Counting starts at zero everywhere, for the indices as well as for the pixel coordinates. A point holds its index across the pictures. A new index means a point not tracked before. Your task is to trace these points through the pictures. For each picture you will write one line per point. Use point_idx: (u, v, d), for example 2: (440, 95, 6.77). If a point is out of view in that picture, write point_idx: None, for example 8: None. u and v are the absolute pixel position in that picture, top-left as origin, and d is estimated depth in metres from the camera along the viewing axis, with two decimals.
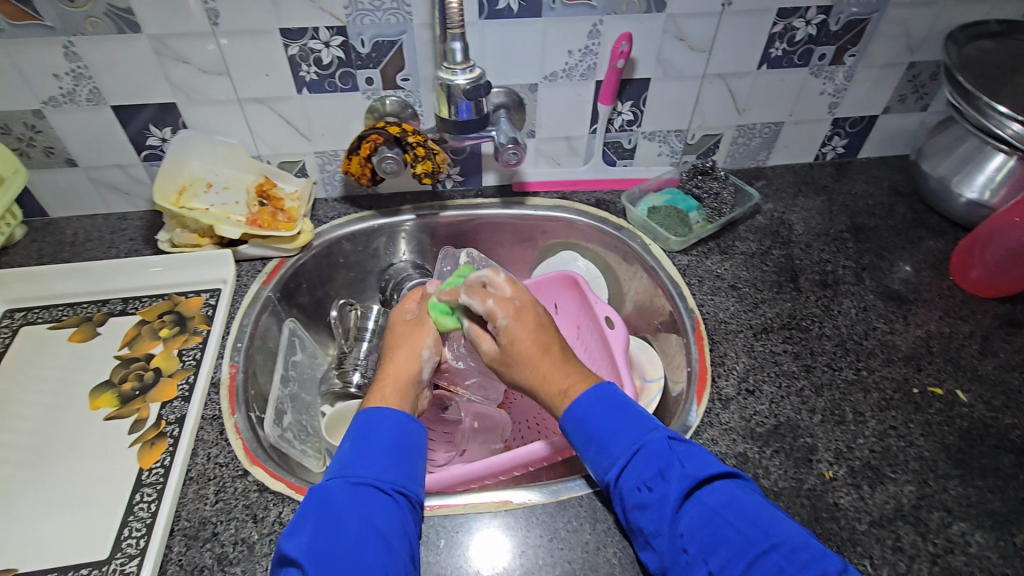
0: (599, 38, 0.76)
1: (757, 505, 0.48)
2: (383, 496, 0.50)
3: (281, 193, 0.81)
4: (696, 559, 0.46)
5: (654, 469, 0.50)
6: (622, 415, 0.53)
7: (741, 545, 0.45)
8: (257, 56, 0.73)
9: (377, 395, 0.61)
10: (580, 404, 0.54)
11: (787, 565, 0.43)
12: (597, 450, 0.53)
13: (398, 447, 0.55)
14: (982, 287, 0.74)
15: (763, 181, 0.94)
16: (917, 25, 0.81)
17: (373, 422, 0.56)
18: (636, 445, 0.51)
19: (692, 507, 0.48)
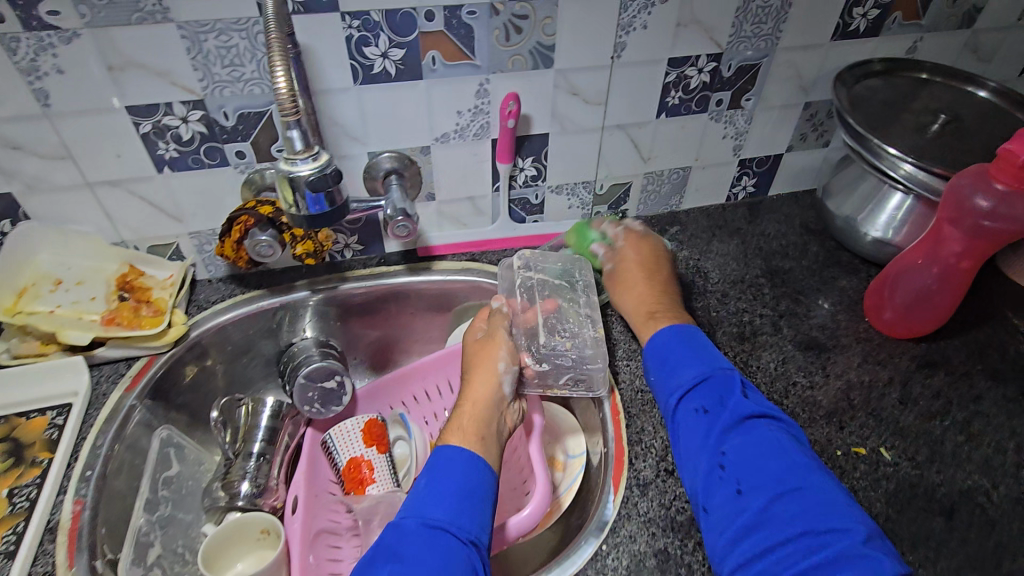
0: (487, 96, 0.72)
1: (795, 453, 0.51)
2: (451, 546, 0.47)
3: (149, 281, 0.73)
4: (728, 477, 0.51)
5: (715, 395, 0.56)
6: (702, 349, 0.60)
7: (775, 476, 0.49)
8: (104, 137, 0.65)
9: (454, 427, 0.56)
10: (660, 338, 0.62)
11: (810, 507, 0.46)
12: (668, 373, 0.60)
13: (475, 492, 0.51)
14: (897, 328, 0.72)
15: (678, 227, 0.91)
16: (807, 67, 0.81)
17: (448, 464, 0.52)
18: (706, 372, 0.58)
19: (742, 437, 0.52)
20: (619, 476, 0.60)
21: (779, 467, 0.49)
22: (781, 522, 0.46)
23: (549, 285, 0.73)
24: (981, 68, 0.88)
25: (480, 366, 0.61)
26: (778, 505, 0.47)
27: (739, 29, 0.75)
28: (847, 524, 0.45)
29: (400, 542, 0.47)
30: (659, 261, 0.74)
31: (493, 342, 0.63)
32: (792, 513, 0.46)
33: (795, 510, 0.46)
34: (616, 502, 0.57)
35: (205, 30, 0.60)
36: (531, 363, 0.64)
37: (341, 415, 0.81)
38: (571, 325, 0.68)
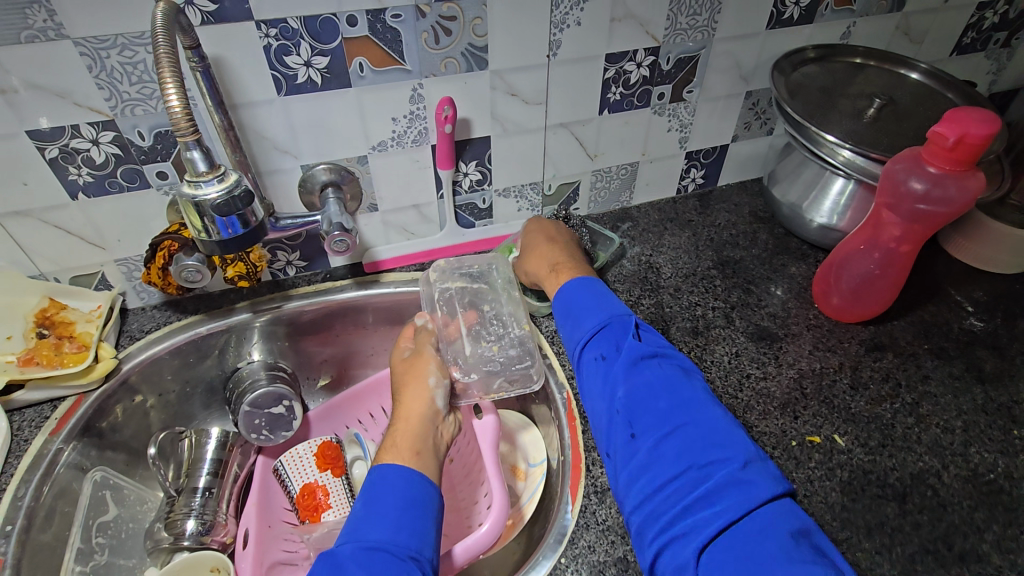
0: (422, 101, 0.70)
1: (687, 388, 0.51)
2: (395, 565, 0.45)
3: (73, 314, 0.68)
4: (625, 422, 0.51)
5: (611, 342, 0.56)
6: (602, 298, 0.61)
7: (663, 416, 0.49)
8: (7, 165, 0.60)
9: (391, 447, 0.54)
10: (564, 289, 0.63)
11: (698, 442, 0.47)
12: (571, 326, 0.61)
13: (415, 504, 0.49)
14: (845, 313, 0.72)
15: (630, 223, 0.90)
16: (745, 57, 0.81)
17: (384, 483, 0.50)
18: (604, 319, 0.58)
19: (636, 378, 0.52)
20: (577, 484, 0.58)
21: (669, 406, 0.50)
22: (669, 460, 0.47)
23: (468, 292, 0.72)
24: (914, 50, 0.89)
25: (412, 382, 0.59)
26: (668, 443, 0.48)
27: (674, 22, 0.74)
28: (729, 456, 0.45)
29: (338, 567, 0.45)
30: (565, 233, 0.76)
31: (422, 358, 0.61)
32: (681, 451, 0.47)
33: (683, 447, 0.47)
34: (575, 511, 0.56)
35: (106, 46, 0.56)
36: (460, 376, 0.63)
37: (293, 439, 0.78)
38: (497, 327, 0.69)
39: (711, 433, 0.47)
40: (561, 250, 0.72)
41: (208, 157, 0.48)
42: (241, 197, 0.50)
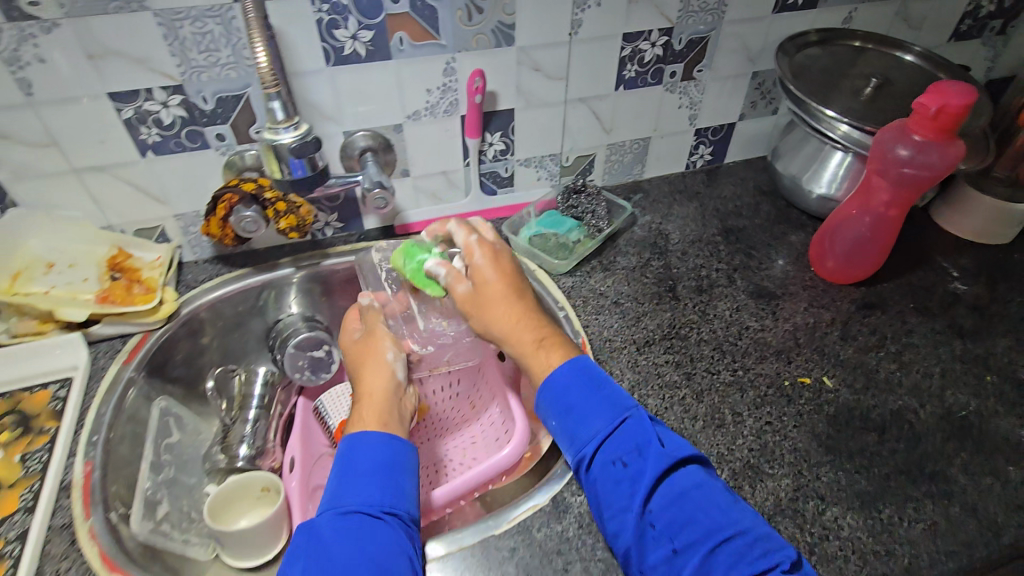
0: (455, 74, 0.77)
1: (719, 493, 0.50)
2: (370, 522, 0.50)
3: (139, 262, 0.76)
4: (661, 536, 0.49)
5: (631, 445, 0.53)
6: (603, 392, 0.57)
7: (707, 527, 0.47)
8: (88, 123, 0.67)
9: (357, 419, 0.61)
10: (558, 378, 0.58)
11: (745, 554, 0.46)
12: (574, 424, 0.56)
13: (390, 470, 0.55)
14: (838, 276, 0.79)
15: (641, 194, 0.97)
16: (752, 39, 0.87)
17: (354, 456, 0.56)
18: (621, 416, 0.55)
19: (665, 490, 0.50)
20: None
21: (709, 519, 0.48)
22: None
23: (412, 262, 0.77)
24: (911, 36, 0.95)
25: (368, 361, 0.66)
26: (716, 558, 0.46)
27: (687, 5, 0.80)
28: (778, 560, 0.45)
29: (313, 535, 0.50)
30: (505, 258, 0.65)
31: (374, 336, 0.68)
32: (733, 561, 0.46)
33: (735, 557, 0.46)
34: None
35: (179, 18, 0.63)
36: (417, 348, 0.73)
37: (330, 382, 0.86)
38: None
39: (757, 536, 0.47)
40: (507, 282, 0.63)
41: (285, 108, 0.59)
42: (309, 143, 0.61)
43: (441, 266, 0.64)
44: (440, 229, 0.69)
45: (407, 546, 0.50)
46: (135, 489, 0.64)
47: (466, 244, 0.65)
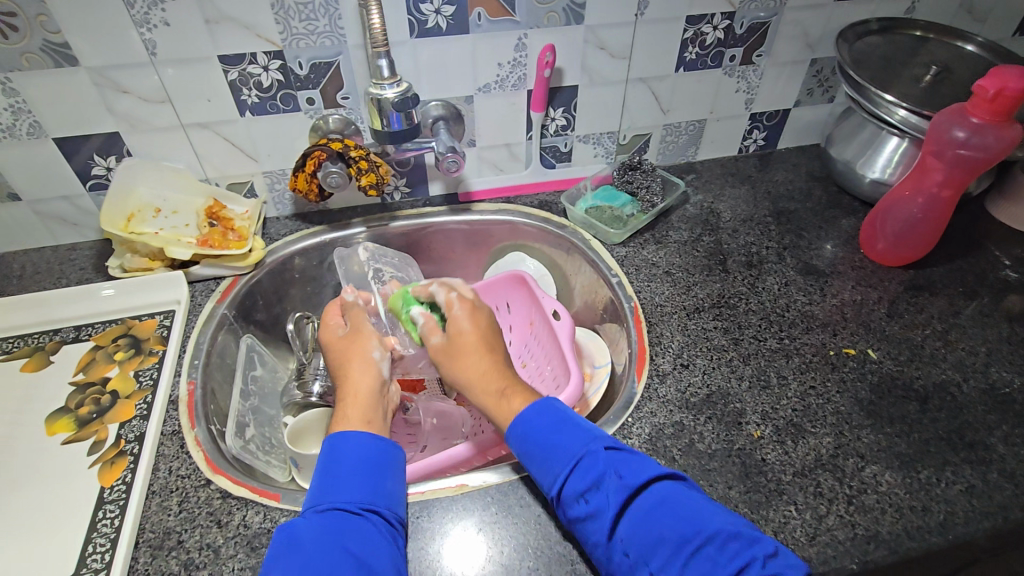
0: (525, 50, 0.81)
1: (689, 502, 0.49)
2: (351, 518, 0.51)
3: (231, 214, 0.84)
4: (636, 563, 0.47)
5: (592, 478, 0.51)
6: (565, 429, 0.54)
7: (676, 542, 0.46)
8: (197, 83, 0.75)
9: (341, 417, 0.60)
10: (518, 427, 0.55)
11: (718, 559, 0.45)
12: (539, 467, 0.54)
13: (373, 464, 0.56)
14: (888, 257, 0.81)
15: (694, 175, 1.00)
16: (814, 26, 0.89)
17: (339, 449, 0.56)
18: (576, 456, 0.52)
19: (633, 514, 0.49)
20: (641, 367, 0.70)
21: (677, 532, 0.46)
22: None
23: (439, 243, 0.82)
24: (977, 28, 0.95)
25: (354, 361, 0.66)
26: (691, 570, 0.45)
27: None
28: (751, 558, 0.45)
29: (295, 533, 0.50)
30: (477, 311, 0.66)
31: (361, 335, 0.69)
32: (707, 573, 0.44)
33: (709, 566, 0.44)
34: (639, 386, 0.68)
35: None
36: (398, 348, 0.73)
37: None
38: None
39: (729, 538, 0.46)
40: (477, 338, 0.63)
41: (391, 67, 0.70)
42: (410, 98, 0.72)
43: (423, 316, 0.67)
44: (422, 289, 0.70)
45: (386, 544, 0.51)
46: (227, 412, 0.72)
47: (447, 299, 0.67)
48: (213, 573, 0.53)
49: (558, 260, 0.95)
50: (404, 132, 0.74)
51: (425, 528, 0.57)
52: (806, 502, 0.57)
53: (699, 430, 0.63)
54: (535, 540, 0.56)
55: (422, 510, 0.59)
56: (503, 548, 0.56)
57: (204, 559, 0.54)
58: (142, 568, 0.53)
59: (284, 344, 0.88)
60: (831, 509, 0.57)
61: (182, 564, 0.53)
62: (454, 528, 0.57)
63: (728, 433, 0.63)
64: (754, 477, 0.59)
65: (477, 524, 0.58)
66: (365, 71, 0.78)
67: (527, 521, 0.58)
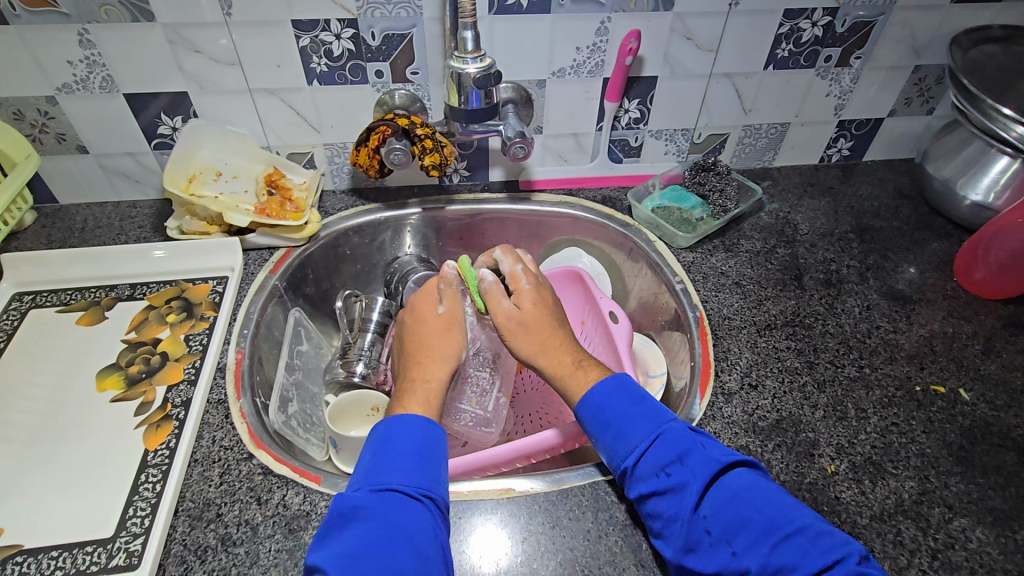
0: (607, 35, 0.76)
1: (771, 493, 0.48)
2: (407, 503, 0.48)
3: (290, 183, 0.83)
4: (718, 540, 0.47)
5: (673, 453, 0.51)
6: (641, 404, 0.55)
7: (766, 526, 0.46)
8: (268, 48, 0.73)
9: (411, 400, 0.58)
10: (594, 396, 0.57)
11: (810, 549, 0.44)
12: (613, 437, 0.54)
13: (428, 448, 0.53)
14: (986, 288, 0.75)
15: (769, 181, 0.94)
16: (924, 29, 0.80)
17: (396, 431, 0.53)
18: (656, 431, 0.53)
19: (716, 494, 0.49)
20: (706, 383, 0.66)
21: (763, 517, 0.46)
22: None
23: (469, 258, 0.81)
24: None
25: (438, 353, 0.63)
26: (779, 556, 0.44)
27: None
28: (844, 554, 0.44)
29: (355, 506, 0.47)
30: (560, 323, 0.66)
31: (449, 326, 0.66)
32: (796, 559, 0.44)
33: (798, 556, 0.44)
34: (703, 405, 0.63)
35: None
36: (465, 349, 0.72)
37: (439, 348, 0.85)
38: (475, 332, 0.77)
39: (826, 535, 0.45)
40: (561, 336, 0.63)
41: (475, 40, 0.66)
42: (492, 75, 0.68)
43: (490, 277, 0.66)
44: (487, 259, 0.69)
45: (440, 533, 0.48)
46: (272, 384, 0.71)
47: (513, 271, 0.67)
48: (250, 551, 0.52)
49: (617, 259, 0.90)
50: (482, 111, 0.71)
51: (466, 531, 0.54)
52: (884, 550, 0.52)
53: (767, 458, 0.59)
54: (583, 556, 0.53)
55: (464, 511, 0.56)
56: (547, 561, 0.53)
57: (241, 536, 0.53)
58: (179, 538, 0.52)
59: (330, 320, 0.87)
60: (913, 562, 0.52)
61: (219, 539, 0.52)
62: (494, 534, 0.54)
63: (798, 465, 0.58)
64: (826, 515, 0.55)
65: (519, 534, 0.54)
66: (438, 46, 0.75)
67: (574, 535, 0.54)
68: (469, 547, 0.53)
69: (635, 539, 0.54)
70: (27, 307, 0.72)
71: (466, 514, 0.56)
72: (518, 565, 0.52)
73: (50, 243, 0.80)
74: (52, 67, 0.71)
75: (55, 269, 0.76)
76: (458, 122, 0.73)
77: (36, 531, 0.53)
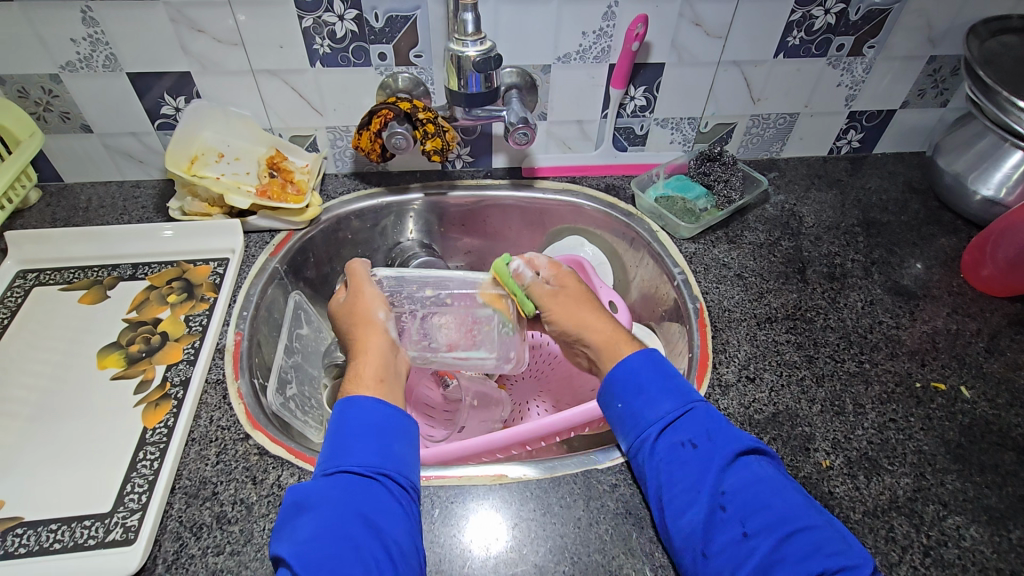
0: (613, 20, 0.75)
1: (792, 487, 0.49)
2: (359, 485, 0.48)
3: (292, 166, 0.82)
4: (732, 519, 0.47)
5: (702, 429, 0.52)
6: (674, 379, 0.56)
7: (782, 516, 0.46)
8: (270, 29, 0.72)
9: (355, 377, 0.56)
10: (632, 361, 0.57)
11: (823, 545, 0.44)
12: (643, 403, 0.55)
13: (382, 427, 0.52)
14: (993, 285, 0.74)
15: (776, 173, 0.93)
16: (941, 17, 0.78)
17: (346, 413, 0.52)
18: (687, 405, 0.54)
19: (739, 475, 0.49)
20: (703, 375, 0.65)
21: (783, 506, 0.47)
22: (796, 565, 0.44)
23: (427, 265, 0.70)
24: None
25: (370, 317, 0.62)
26: (790, 545, 0.44)
27: None
28: (856, 558, 0.44)
29: (307, 494, 0.48)
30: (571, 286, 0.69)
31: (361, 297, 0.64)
32: (808, 553, 0.44)
33: (811, 548, 0.44)
34: (699, 396, 0.63)
35: None
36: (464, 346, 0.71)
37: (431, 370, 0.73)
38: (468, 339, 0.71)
39: (837, 537, 0.45)
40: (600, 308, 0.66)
41: (476, 22, 0.65)
42: (492, 58, 0.67)
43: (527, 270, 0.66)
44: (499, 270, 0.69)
45: (399, 509, 0.48)
46: (270, 366, 0.72)
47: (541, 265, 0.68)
48: (244, 530, 0.52)
49: (620, 249, 0.89)
50: (481, 96, 0.71)
51: (458, 516, 0.55)
52: (876, 546, 0.52)
53: None
54: (573, 543, 0.53)
55: (456, 495, 0.56)
56: (538, 547, 0.53)
57: (236, 514, 0.53)
58: (176, 515, 0.53)
59: (331, 305, 0.88)
60: (904, 558, 0.52)
61: (214, 517, 0.53)
62: (483, 517, 0.55)
63: (793, 459, 0.58)
64: None
65: (512, 520, 0.55)
66: (442, 29, 0.74)
67: (565, 523, 0.55)
68: (460, 531, 0.54)
69: (626, 528, 0.54)
70: (31, 285, 0.73)
71: (460, 499, 0.56)
72: (509, 550, 0.53)
73: (54, 222, 0.81)
74: (56, 45, 0.71)
75: (58, 248, 0.77)
76: (459, 106, 0.73)
77: (36, 504, 0.54)
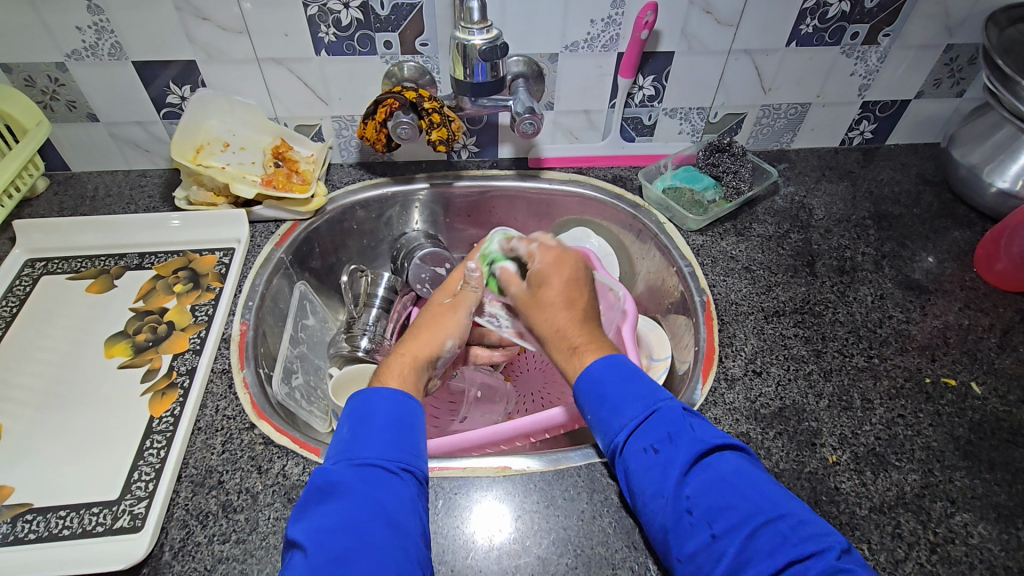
0: (623, 7, 0.73)
1: (761, 479, 0.46)
2: (381, 476, 0.47)
3: (297, 155, 0.82)
4: (699, 523, 0.45)
5: (663, 432, 0.49)
6: (639, 382, 0.54)
7: (746, 512, 0.44)
8: (275, 16, 0.71)
9: (388, 371, 0.59)
10: (592, 369, 0.55)
11: (791, 536, 0.42)
12: (607, 412, 0.53)
13: (402, 423, 0.52)
14: (1006, 280, 0.72)
15: (786, 164, 0.91)
16: (960, 5, 0.76)
17: (371, 402, 0.53)
18: (649, 407, 0.52)
19: (701, 476, 0.47)
20: (709, 369, 0.65)
21: (748, 500, 0.44)
22: (763, 562, 0.41)
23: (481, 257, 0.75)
24: None
25: (435, 333, 0.64)
26: (757, 540, 0.42)
27: None
28: (827, 545, 0.41)
29: (327, 477, 0.47)
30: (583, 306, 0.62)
31: (451, 314, 0.66)
32: (774, 546, 0.42)
33: (778, 541, 0.42)
34: (705, 390, 0.63)
35: None
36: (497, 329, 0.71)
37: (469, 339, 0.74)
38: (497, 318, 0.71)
39: (809, 525, 0.43)
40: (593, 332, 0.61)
41: (482, 9, 0.64)
42: (499, 47, 0.66)
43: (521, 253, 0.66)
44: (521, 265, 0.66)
45: (417, 505, 0.48)
46: (276, 356, 0.72)
47: (528, 252, 0.66)
48: (250, 518, 0.53)
49: (626, 240, 0.88)
50: (487, 85, 0.70)
51: (460, 509, 0.55)
52: (882, 542, 0.52)
53: (767, 446, 0.58)
54: (577, 536, 0.53)
55: (458, 487, 0.56)
56: (541, 539, 0.53)
57: (241, 503, 0.54)
58: (182, 503, 0.54)
59: (337, 295, 0.88)
60: (910, 555, 0.51)
61: (220, 505, 0.54)
62: (485, 507, 0.55)
63: (799, 454, 0.58)
64: (824, 505, 0.54)
65: (516, 511, 0.55)
66: (448, 17, 0.73)
67: (569, 515, 0.55)
68: (462, 522, 0.54)
69: (628, 522, 0.54)
70: (39, 273, 0.74)
71: (462, 492, 0.56)
72: (512, 542, 0.53)
73: (62, 211, 0.81)
74: (61, 34, 0.71)
75: (66, 236, 0.77)
76: (465, 96, 0.72)
77: (45, 491, 0.54)
